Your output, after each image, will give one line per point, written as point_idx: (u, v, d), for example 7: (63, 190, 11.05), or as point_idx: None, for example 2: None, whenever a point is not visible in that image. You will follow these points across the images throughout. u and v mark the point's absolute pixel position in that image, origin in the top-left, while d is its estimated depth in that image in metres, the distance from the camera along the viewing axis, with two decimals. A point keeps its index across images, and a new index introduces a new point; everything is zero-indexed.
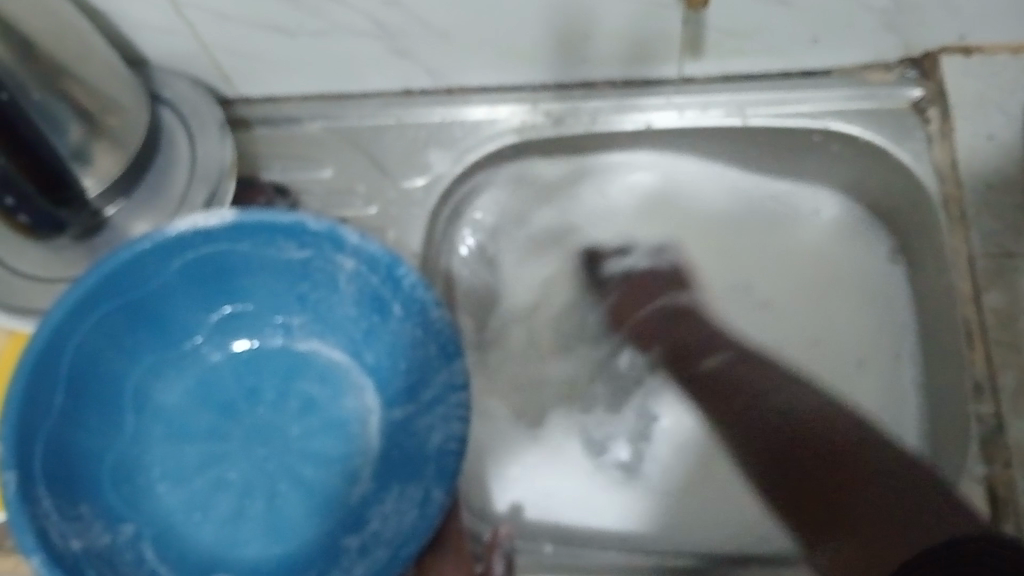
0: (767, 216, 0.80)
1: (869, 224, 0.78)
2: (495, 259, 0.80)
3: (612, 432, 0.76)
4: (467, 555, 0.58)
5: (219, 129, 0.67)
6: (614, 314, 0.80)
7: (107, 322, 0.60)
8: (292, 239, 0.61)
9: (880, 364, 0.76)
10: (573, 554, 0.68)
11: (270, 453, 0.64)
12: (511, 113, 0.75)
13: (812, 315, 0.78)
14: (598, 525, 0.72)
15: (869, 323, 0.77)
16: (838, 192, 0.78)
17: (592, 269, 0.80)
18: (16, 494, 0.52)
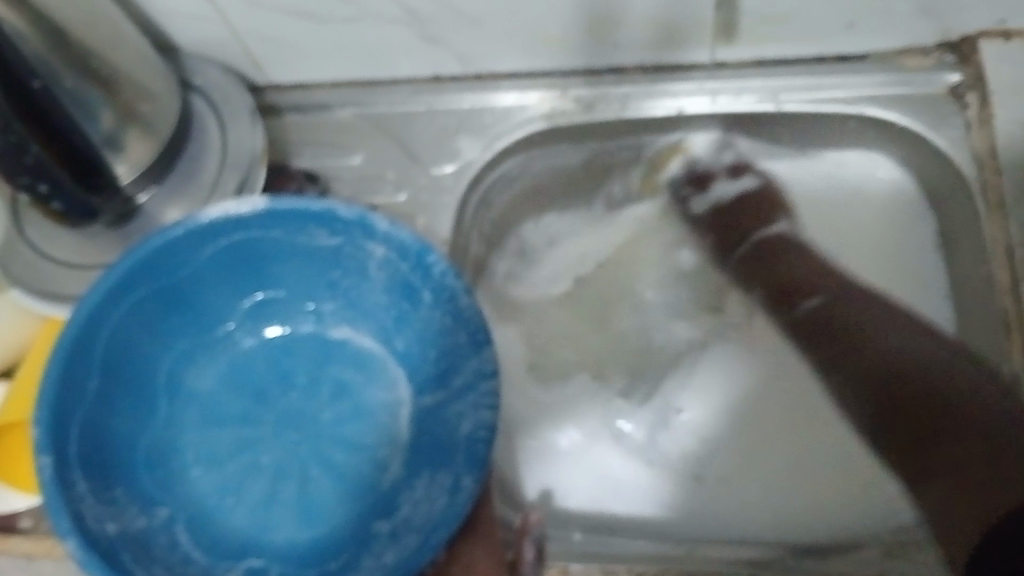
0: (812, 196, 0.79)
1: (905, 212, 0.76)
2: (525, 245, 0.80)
3: (642, 420, 0.76)
4: (497, 540, 0.58)
5: (249, 116, 0.67)
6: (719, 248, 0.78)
7: (141, 308, 0.61)
8: (323, 226, 0.61)
9: None
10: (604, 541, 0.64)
11: (302, 438, 0.65)
12: (541, 99, 0.74)
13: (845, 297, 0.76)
14: (622, 505, 0.72)
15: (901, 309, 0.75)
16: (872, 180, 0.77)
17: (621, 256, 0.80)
18: (52, 478, 0.53)
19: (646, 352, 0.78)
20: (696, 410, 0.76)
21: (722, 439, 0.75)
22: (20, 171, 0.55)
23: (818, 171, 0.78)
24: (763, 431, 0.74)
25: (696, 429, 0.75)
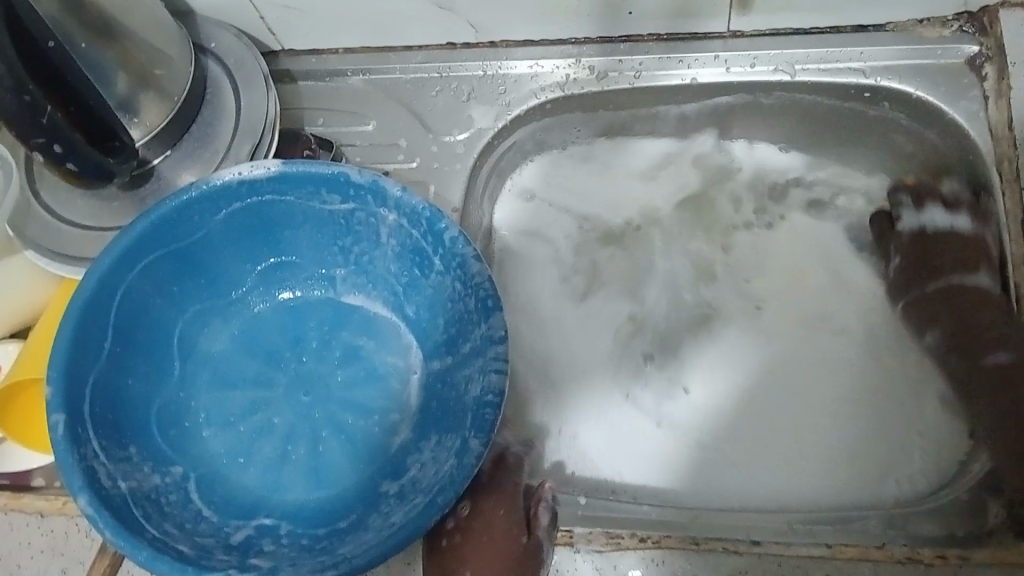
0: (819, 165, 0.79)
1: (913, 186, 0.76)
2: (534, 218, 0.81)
3: (650, 389, 0.75)
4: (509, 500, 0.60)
5: (263, 80, 0.67)
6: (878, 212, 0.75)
7: (154, 270, 0.62)
8: (336, 192, 0.62)
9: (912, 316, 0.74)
10: (607, 505, 0.62)
11: (313, 400, 0.66)
12: (555, 67, 0.74)
13: (839, 263, 0.77)
14: (622, 472, 0.72)
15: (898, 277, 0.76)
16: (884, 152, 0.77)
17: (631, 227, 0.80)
18: (64, 435, 0.54)
19: (654, 323, 0.77)
20: (708, 378, 0.75)
21: (732, 408, 0.74)
22: (33, 130, 0.54)
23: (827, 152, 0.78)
24: (773, 400, 0.74)
25: (706, 396, 0.74)
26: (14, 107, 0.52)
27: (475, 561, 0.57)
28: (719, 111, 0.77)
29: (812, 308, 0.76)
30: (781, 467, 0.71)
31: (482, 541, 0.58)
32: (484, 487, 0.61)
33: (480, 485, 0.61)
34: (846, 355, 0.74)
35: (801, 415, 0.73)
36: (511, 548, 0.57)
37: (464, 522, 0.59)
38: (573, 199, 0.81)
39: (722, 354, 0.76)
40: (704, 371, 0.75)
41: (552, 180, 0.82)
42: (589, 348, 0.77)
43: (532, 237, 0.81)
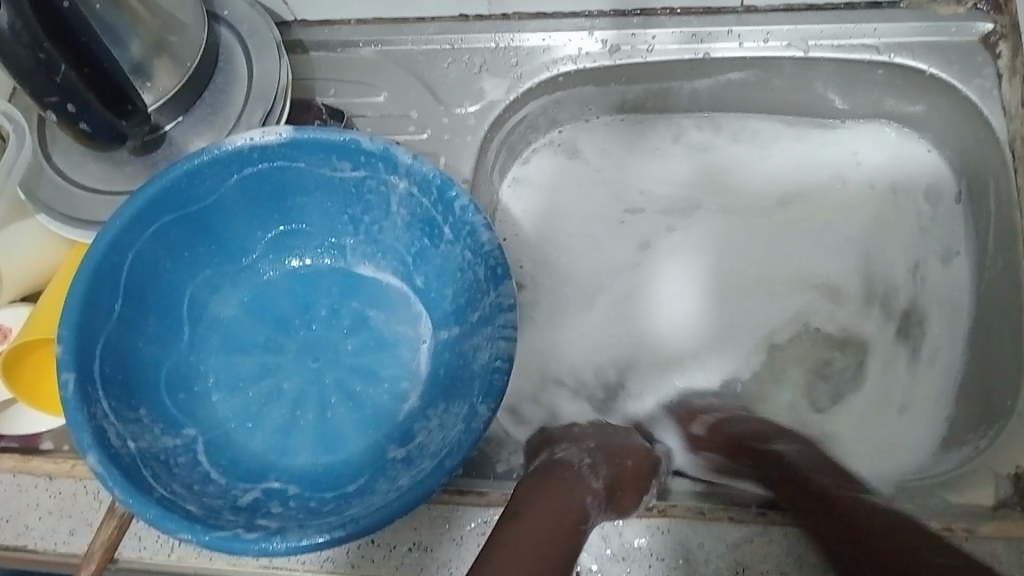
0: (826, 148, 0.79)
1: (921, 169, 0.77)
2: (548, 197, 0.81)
3: (658, 370, 0.76)
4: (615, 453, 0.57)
5: (276, 46, 0.67)
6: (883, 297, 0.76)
7: (166, 233, 0.62)
8: (347, 159, 0.62)
9: (919, 295, 0.74)
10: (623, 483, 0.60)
11: (322, 366, 0.66)
12: (568, 40, 0.74)
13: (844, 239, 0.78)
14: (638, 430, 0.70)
15: (907, 256, 0.76)
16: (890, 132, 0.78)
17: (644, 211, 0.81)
18: (74, 394, 0.54)
19: (666, 306, 0.78)
20: (715, 358, 0.76)
21: (738, 386, 0.75)
22: (48, 90, 0.54)
23: (831, 138, 0.79)
24: (779, 379, 0.75)
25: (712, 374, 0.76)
26: (29, 64, 0.52)
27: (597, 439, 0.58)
28: (729, 86, 0.77)
29: (819, 292, 0.77)
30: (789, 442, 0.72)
31: (601, 434, 0.59)
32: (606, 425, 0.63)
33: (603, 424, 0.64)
34: (851, 337, 0.75)
35: (806, 395, 0.74)
36: (636, 449, 0.58)
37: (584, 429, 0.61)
38: (590, 178, 0.82)
39: (730, 333, 0.77)
40: (712, 351, 0.77)
41: (572, 157, 0.82)
42: (598, 326, 0.78)
43: (549, 205, 0.81)
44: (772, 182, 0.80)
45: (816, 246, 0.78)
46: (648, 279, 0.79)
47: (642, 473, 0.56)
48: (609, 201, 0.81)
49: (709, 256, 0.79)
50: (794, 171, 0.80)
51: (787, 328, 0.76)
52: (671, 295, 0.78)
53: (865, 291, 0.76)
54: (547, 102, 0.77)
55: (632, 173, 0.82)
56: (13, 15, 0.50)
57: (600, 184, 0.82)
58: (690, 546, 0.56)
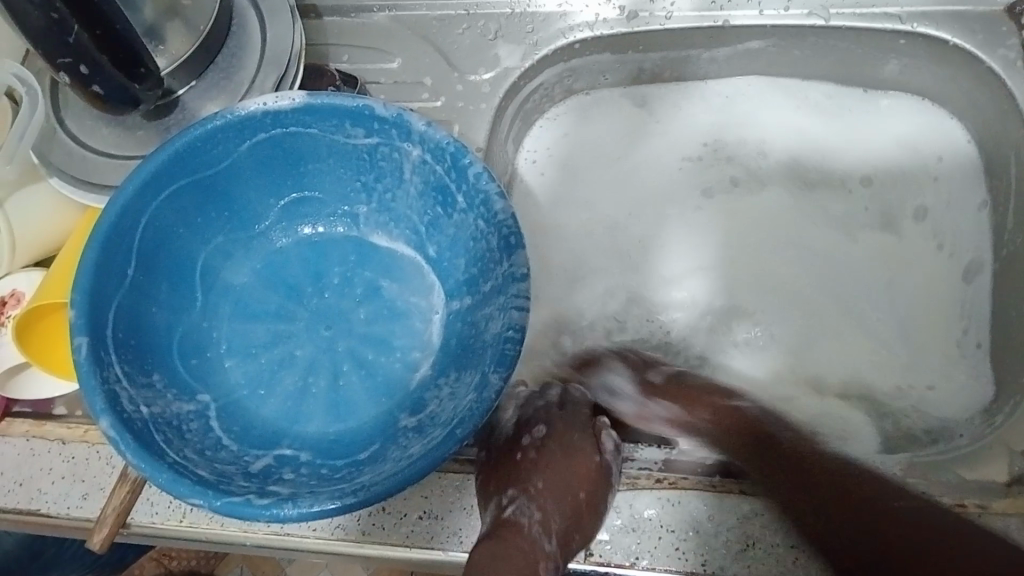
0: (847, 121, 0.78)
1: (947, 143, 0.75)
2: (563, 166, 0.81)
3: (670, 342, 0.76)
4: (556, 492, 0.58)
5: (290, 10, 0.67)
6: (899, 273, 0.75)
7: (178, 198, 0.61)
8: (360, 125, 0.61)
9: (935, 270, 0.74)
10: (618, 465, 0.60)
11: (334, 334, 0.66)
12: (585, 6, 0.73)
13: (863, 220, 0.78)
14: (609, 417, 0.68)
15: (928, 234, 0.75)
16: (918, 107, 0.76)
17: (659, 184, 0.80)
18: (86, 358, 0.54)
19: (678, 280, 0.78)
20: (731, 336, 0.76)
21: (752, 360, 0.75)
22: (60, 51, 0.53)
23: (857, 108, 0.78)
24: (794, 356, 0.74)
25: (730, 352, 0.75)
26: (40, 24, 0.51)
27: (550, 474, 0.60)
28: (748, 55, 0.75)
29: (833, 271, 0.77)
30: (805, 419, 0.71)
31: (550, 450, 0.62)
32: (554, 411, 0.66)
33: (552, 411, 0.66)
34: (865, 318, 0.75)
35: (819, 371, 0.74)
36: (584, 463, 0.60)
37: (540, 440, 0.63)
38: (603, 148, 0.81)
39: (745, 311, 0.77)
40: (729, 329, 0.76)
41: (586, 126, 0.81)
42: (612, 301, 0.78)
43: (562, 185, 0.81)
44: (786, 161, 0.80)
45: (831, 228, 0.78)
46: (659, 255, 0.79)
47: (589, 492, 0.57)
48: (622, 180, 0.81)
49: (721, 235, 0.79)
50: (807, 146, 0.79)
51: (802, 308, 0.76)
52: (684, 274, 0.78)
53: (879, 269, 0.76)
54: (562, 70, 0.76)
55: (644, 153, 0.81)
56: None
57: (612, 163, 0.81)
58: (700, 518, 0.55)
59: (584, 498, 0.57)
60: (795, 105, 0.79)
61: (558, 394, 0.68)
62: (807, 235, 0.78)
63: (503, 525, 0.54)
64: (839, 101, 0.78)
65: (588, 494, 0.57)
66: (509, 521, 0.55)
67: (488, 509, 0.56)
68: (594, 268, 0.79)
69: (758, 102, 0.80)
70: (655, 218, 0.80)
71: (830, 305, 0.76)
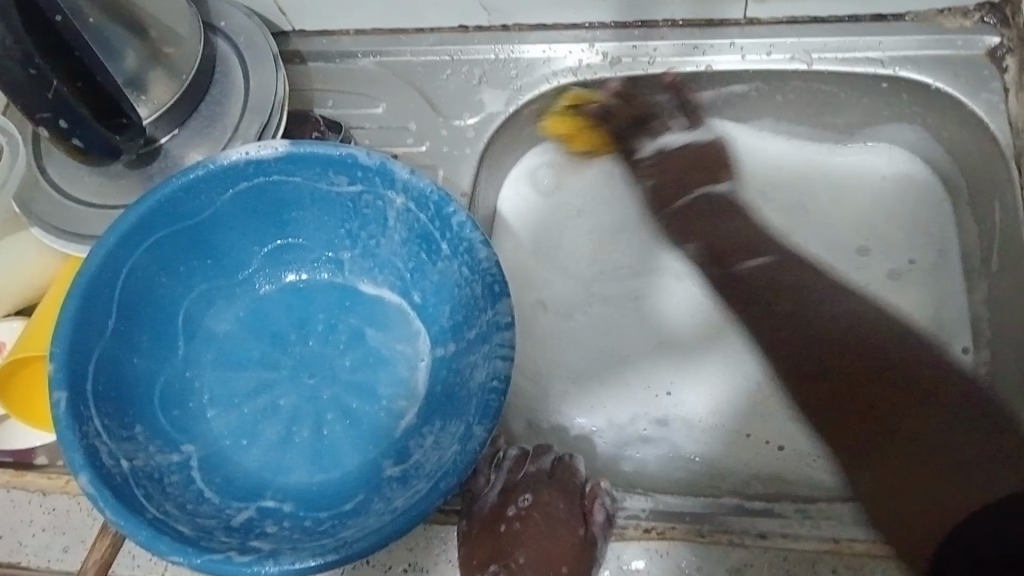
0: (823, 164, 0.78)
1: (937, 190, 0.75)
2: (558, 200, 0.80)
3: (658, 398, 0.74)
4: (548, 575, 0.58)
5: (274, 59, 0.67)
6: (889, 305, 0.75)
7: (161, 248, 0.61)
8: (344, 173, 0.61)
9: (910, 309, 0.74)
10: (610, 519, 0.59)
11: (318, 382, 0.66)
12: (568, 52, 0.73)
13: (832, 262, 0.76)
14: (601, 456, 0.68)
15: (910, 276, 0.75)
16: (910, 142, 0.76)
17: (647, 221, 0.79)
18: (66, 412, 0.53)
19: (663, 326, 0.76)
20: (723, 361, 0.75)
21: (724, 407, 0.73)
22: (41, 105, 0.53)
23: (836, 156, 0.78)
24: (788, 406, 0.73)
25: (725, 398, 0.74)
26: (21, 80, 0.51)
27: (531, 547, 0.59)
28: (735, 97, 0.76)
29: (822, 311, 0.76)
30: (793, 464, 0.70)
31: (544, 523, 0.61)
32: (543, 479, 0.63)
33: (541, 479, 0.63)
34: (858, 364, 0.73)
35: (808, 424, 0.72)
36: (571, 538, 0.59)
37: (524, 510, 0.61)
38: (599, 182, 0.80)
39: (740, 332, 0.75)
40: (739, 356, 0.75)
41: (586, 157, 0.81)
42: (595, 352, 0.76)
43: (550, 210, 0.80)
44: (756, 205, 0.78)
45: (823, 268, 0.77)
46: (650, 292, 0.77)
47: None
48: (612, 199, 0.80)
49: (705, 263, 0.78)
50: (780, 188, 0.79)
51: (808, 349, 0.71)
52: (678, 283, 0.77)
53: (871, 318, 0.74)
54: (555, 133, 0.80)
55: (624, 175, 0.80)
56: (5, 31, 0.48)
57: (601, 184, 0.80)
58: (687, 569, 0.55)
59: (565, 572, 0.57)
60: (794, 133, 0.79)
61: (551, 459, 0.64)
62: None
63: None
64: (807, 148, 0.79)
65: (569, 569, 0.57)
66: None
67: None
68: None
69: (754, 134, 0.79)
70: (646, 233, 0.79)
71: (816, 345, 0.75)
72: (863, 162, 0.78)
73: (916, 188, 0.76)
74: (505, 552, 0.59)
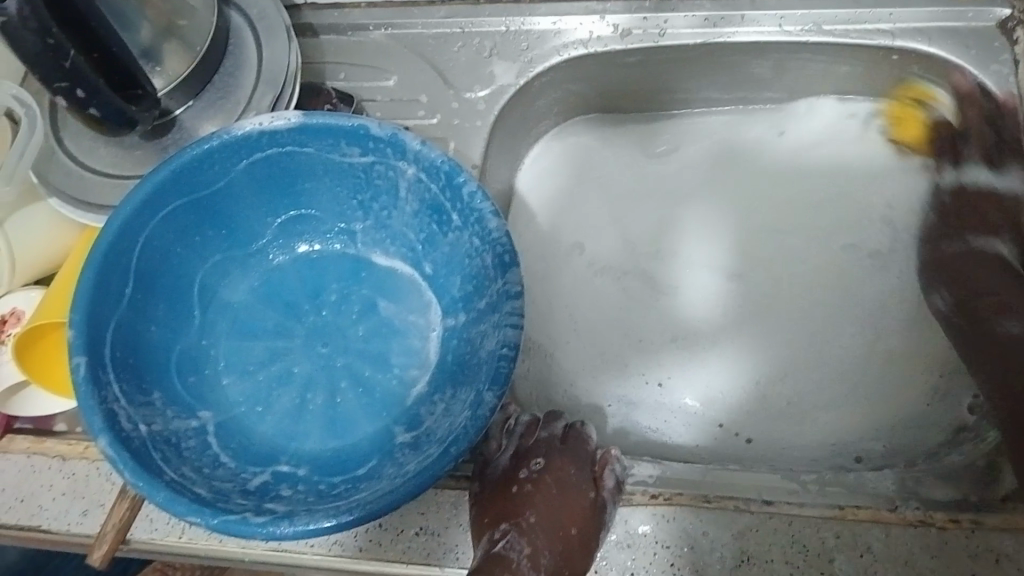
0: (840, 142, 0.80)
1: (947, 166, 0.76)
2: (581, 182, 0.83)
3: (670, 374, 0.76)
4: (558, 537, 0.59)
5: (286, 31, 0.67)
6: None
7: (176, 218, 0.62)
8: (356, 144, 0.62)
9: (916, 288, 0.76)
10: (621, 481, 0.61)
11: (331, 351, 0.67)
12: (579, 24, 0.74)
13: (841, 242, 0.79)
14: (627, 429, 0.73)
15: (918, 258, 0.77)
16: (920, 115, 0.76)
17: (666, 206, 0.82)
18: (85, 377, 0.54)
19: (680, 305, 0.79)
20: (728, 355, 0.76)
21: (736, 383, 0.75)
22: (57, 75, 0.54)
23: (854, 137, 0.80)
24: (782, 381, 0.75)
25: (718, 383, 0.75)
26: (37, 49, 0.52)
27: (541, 509, 0.61)
28: (748, 68, 0.76)
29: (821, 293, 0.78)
30: (768, 438, 0.73)
31: (551, 490, 0.62)
32: (555, 446, 0.65)
33: (554, 444, 0.65)
34: (862, 350, 0.75)
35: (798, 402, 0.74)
36: (580, 504, 0.60)
37: (536, 475, 0.63)
38: (620, 167, 0.84)
39: (752, 322, 0.77)
40: (742, 344, 0.77)
41: (610, 140, 0.84)
42: (611, 329, 0.78)
43: (575, 195, 0.83)
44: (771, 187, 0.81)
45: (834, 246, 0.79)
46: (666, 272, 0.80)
47: (575, 542, 0.58)
48: (635, 186, 0.83)
49: (722, 245, 0.80)
50: (795, 168, 0.81)
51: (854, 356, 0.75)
52: (696, 273, 0.80)
53: (882, 304, 0.76)
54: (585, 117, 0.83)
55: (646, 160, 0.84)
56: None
57: (628, 177, 0.83)
58: (693, 533, 0.56)
59: (576, 535, 0.58)
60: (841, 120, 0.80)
61: (562, 427, 0.67)
62: (782, 254, 0.79)
63: (495, 560, 0.55)
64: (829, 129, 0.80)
65: (580, 532, 0.58)
66: (502, 556, 0.56)
67: (481, 542, 0.57)
68: None
69: (806, 134, 0.81)
70: (665, 229, 0.81)
71: (820, 330, 0.76)
72: (884, 156, 0.79)
73: (927, 193, 0.78)
74: (516, 512, 0.60)
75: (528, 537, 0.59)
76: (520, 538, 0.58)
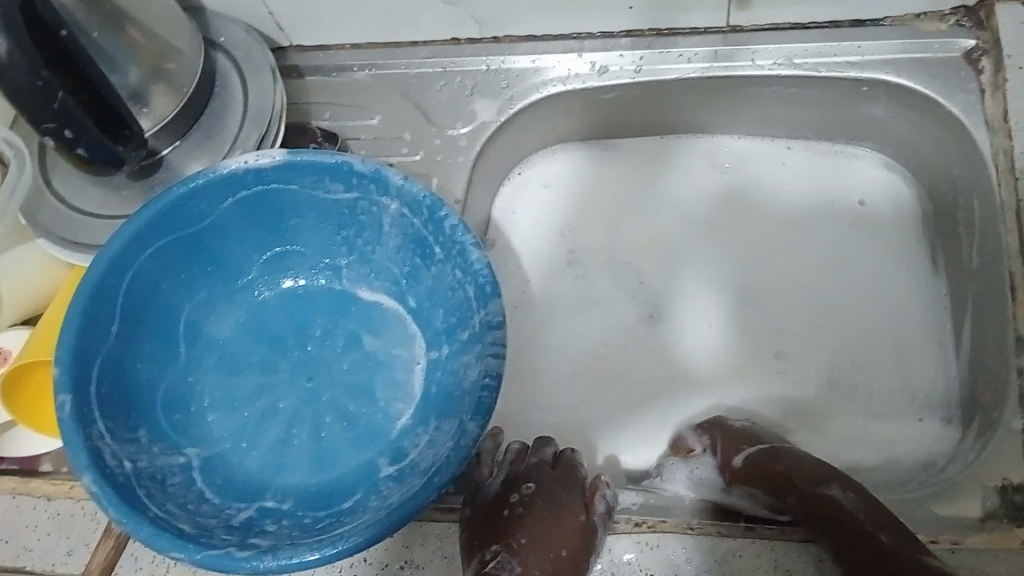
0: (852, 176, 0.80)
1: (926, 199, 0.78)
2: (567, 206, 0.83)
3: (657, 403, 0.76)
4: (550, 559, 0.57)
5: (271, 71, 0.69)
6: (876, 304, 0.77)
7: (162, 255, 0.63)
8: (340, 180, 0.63)
9: (911, 316, 0.75)
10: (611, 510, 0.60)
11: (315, 385, 0.67)
12: (558, 61, 0.75)
13: (831, 268, 0.78)
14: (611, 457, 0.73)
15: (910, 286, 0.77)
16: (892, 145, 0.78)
17: (654, 232, 0.82)
18: (70, 415, 0.54)
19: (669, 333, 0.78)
20: (710, 390, 0.75)
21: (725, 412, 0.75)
22: (45, 113, 0.54)
23: (854, 172, 0.81)
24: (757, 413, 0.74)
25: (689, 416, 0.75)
26: (26, 89, 0.53)
27: (533, 529, 0.59)
28: (724, 101, 0.77)
29: (802, 323, 0.77)
30: None
31: (544, 508, 0.61)
32: (546, 470, 0.65)
33: (543, 469, 0.65)
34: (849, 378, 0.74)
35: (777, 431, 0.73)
36: (571, 527, 0.59)
37: (527, 497, 0.62)
38: (609, 190, 0.84)
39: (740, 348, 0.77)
40: (720, 374, 0.76)
41: (599, 163, 0.84)
42: (597, 359, 0.78)
43: (559, 216, 0.83)
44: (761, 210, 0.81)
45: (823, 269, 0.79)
46: (657, 294, 0.79)
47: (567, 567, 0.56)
48: (619, 208, 0.83)
49: (715, 271, 0.80)
50: (785, 193, 0.81)
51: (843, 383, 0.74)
52: (688, 300, 0.79)
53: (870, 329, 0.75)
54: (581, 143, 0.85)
55: (638, 186, 0.83)
56: (11, 43, 0.50)
57: (615, 200, 0.83)
58: (677, 561, 0.56)
59: (567, 557, 0.57)
60: (839, 163, 0.81)
61: (552, 453, 0.67)
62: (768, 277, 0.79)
63: None
64: (821, 156, 0.81)
65: (571, 554, 0.57)
66: None
67: (470, 564, 0.56)
68: (589, 303, 0.80)
69: (803, 158, 0.82)
70: (654, 252, 0.81)
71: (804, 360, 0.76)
72: (874, 184, 0.80)
73: (910, 224, 0.78)
74: (508, 534, 0.59)
75: (520, 559, 0.57)
76: (511, 559, 0.57)
